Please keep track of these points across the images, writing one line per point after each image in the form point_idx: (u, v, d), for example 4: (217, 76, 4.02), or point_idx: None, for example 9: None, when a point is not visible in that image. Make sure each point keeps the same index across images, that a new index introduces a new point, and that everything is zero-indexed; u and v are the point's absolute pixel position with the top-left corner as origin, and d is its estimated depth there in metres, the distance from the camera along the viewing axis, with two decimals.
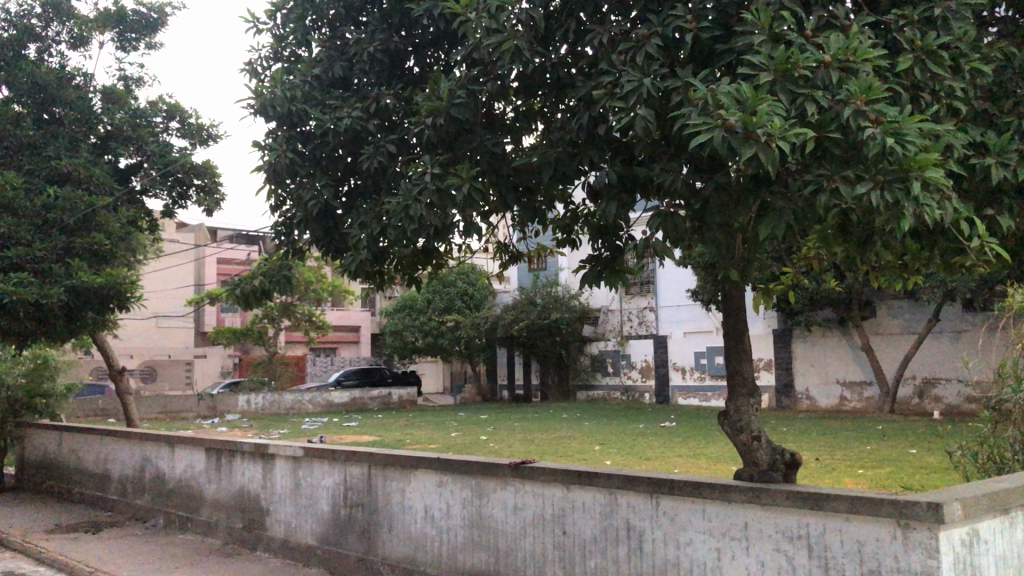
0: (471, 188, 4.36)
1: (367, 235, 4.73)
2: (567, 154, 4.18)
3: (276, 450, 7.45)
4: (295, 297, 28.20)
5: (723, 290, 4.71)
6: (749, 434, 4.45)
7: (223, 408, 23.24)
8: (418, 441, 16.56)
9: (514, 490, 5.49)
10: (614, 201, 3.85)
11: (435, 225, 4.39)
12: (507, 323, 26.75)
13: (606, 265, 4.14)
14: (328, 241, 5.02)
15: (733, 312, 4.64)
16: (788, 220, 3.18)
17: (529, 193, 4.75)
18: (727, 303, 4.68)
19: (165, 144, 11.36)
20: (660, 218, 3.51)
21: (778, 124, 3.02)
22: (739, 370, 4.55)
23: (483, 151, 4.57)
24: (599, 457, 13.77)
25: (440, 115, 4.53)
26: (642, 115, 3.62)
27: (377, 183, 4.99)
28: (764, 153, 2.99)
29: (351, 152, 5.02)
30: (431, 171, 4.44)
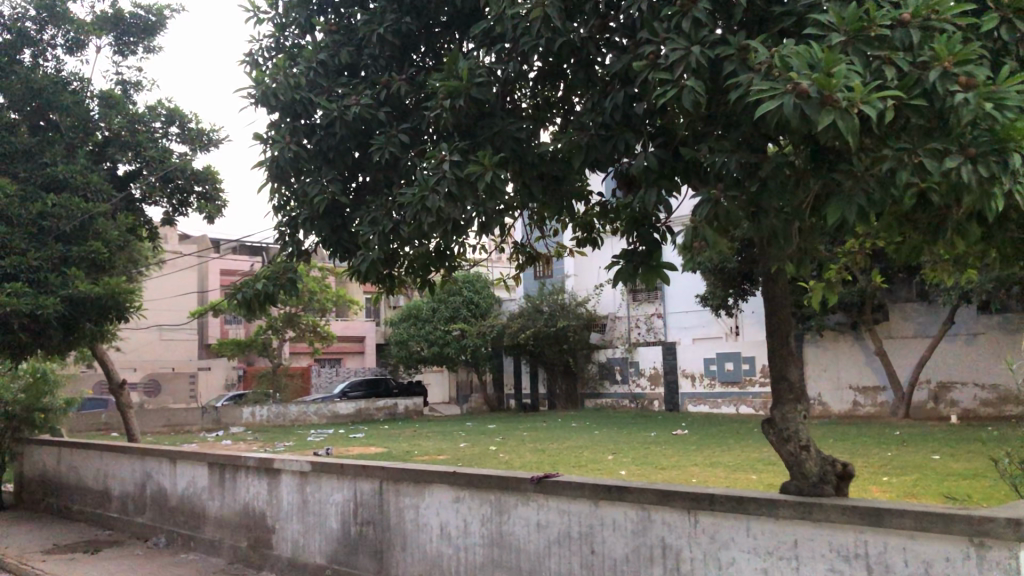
0: (493, 176, 4.03)
1: (378, 233, 4.40)
2: (599, 139, 3.90)
3: (282, 465, 7.10)
4: (299, 307, 27.89)
5: (765, 286, 4.36)
6: (796, 444, 4.09)
7: (227, 420, 22.89)
8: (426, 452, 16.22)
9: (537, 506, 5.13)
10: (654, 187, 3.58)
11: (455, 218, 4.06)
12: (514, 331, 26.39)
13: (642, 260, 3.81)
14: (336, 241, 4.68)
15: (775, 310, 4.30)
16: (860, 203, 2.96)
17: (556, 184, 4.41)
18: (770, 298, 4.33)
19: (165, 150, 11.04)
20: (710, 205, 3.24)
21: (860, 87, 2.86)
22: (785, 375, 4.19)
23: (505, 137, 4.26)
24: (614, 467, 13.38)
25: (459, 96, 4.22)
26: (690, 87, 3.36)
27: (388, 178, 4.66)
28: (843, 119, 2.82)
29: (360, 145, 4.71)
30: (450, 158, 4.12)
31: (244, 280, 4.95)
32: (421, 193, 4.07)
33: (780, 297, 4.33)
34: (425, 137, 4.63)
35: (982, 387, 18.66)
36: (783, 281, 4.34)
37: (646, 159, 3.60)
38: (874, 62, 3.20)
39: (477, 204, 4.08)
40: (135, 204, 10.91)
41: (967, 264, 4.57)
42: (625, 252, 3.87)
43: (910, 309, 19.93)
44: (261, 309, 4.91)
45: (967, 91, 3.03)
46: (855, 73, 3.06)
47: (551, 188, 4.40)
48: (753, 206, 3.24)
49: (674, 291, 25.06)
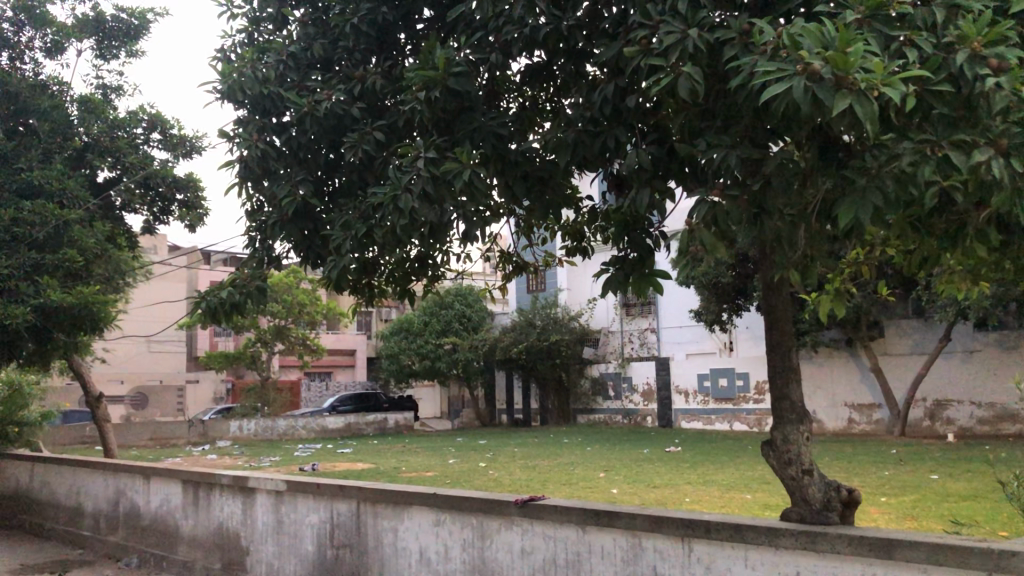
0: (472, 172, 3.75)
1: (350, 237, 4.10)
2: (588, 135, 3.66)
3: (257, 483, 6.79)
4: (288, 320, 27.57)
5: (766, 298, 4.05)
6: (800, 468, 3.80)
7: (214, 434, 22.51)
8: (413, 467, 15.89)
9: (522, 531, 4.82)
10: (647, 188, 3.30)
11: (430, 220, 3.79)
12: (505, 345, 26.07)
13: (633, 267, 3.52)
14: (307, 247, 4.39)
15: (776, 324, 4.00)
16: (875, 202, 2.67)
17: (542, 187, 4.13)
18: (769, 312, 4.03)
19: (146, 156, 10.75)
20: (707, 205, 2.97)
21: (881, 68, 2.63)
22: (787, 394, 3.90)
23: (486, 134, 4.02)
24: (605, 484, 13.06)
25: (435, 86, 3.97)
26: (687, 74, 3.11)
27: (363, 179, 4.39)
28: (861, 105, 2.58)
29: (333, 147, 4.45)
30: (425, 155, 3.86)
31: (212, 288, 4.65)
32: (393, 193, 3.80)
33: (782, 312, 4.02)
34: (402, 135, 4.37)
35: (979, 405, 18.38)
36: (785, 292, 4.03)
37: (639, 155, 3.35)
38: (894, 42, 3.08)
39: (456, 206, 3.81)
40: (114, 212, 10.60)
41: (982, 276, 4.28)
42: (615, 258, 3.59)
43: (906, 326, 19.67)
44: (228, 317, 4.60)
45: (997, 75, 2.88)
46: (871, 55, 2.87)
47: (537, 189, 4.11)
48: (754, 207, 2.97)
49: (668, 305, 24.79)
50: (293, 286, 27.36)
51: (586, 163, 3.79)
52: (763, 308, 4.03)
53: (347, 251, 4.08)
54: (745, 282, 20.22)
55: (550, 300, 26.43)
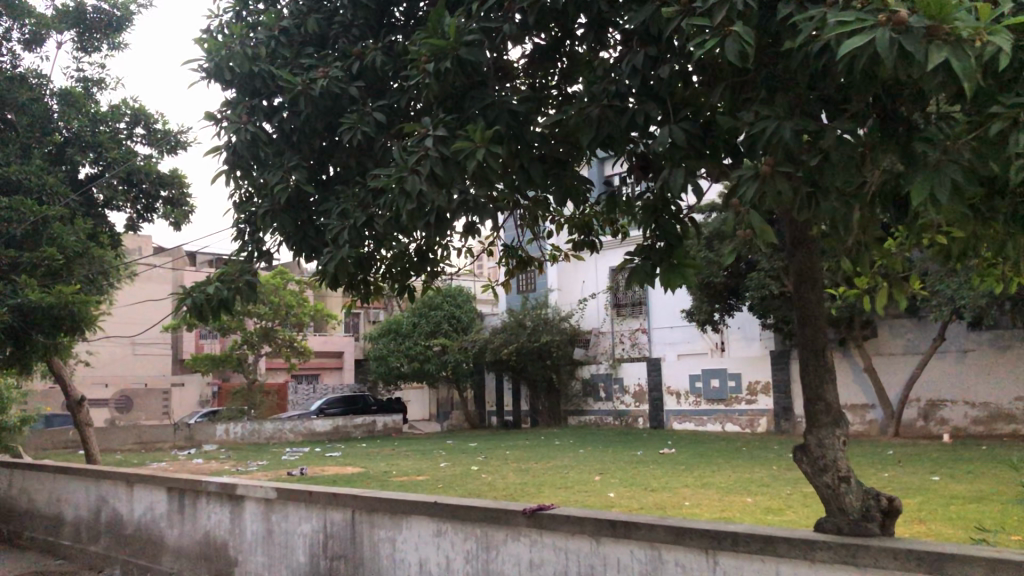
0: (487, 153, 3.49)
1: (351, 227, 3.85)
2: (613, 114, 3.50)
3: (246, 491, 6.47)
4: (275, 322, 27.19)
5: (799, 293, 3.77)
6: (835, 474, 3.53)
7: (201, 438, 22.11)
8: (404, 471, 15.56)
9: (530, 542, 4.53)
10: (682, 167, 3.09)
11: (440, 205, 3.55)
12: (496, 346, 25.76)
13: (662, 255, 3.33)
14: (301, 238, 4.10)
15: (810, 320, 3.71)
16: (956, 176, 2.50)
17: (560, 170, 3.89)
18: (802, 309, 3.75)
19: (128, 152, 10.40)
20: (758, 181, 2.82)
21: (984, 16, 2.57)
22: (822, 395, 3.62)
23: (501, 111, 3.84)
24: (602, 487, 12.78)
25: (446, 57, 3.75)
26: (738, 35, 2.97)
27: (361, 165, 4.15)
28: (958, 58, 2.49)
29: (329, 133, 4.21)
30: (433, 133, 3.62)
31: (197, 283, 4.32)
32: (399, 175, 3.55)
33: (815, 308, 3.73)
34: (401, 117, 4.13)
35: (973, 404, 18.19)
36: (820, 288, 3.75)
37: (675, 131, 3.19)
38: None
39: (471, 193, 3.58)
40: (96, 209, 10.25)
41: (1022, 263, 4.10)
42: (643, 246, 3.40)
43: (899, 325, 19.47)
44: (215, 314, 4.26)
45: None
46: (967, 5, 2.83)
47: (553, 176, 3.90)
48: (811, 182, 2.86)
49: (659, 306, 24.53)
50: (280, 287, 26.99)
51: (610, 143, 3.62)
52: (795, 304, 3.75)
53: (347, 242, 3.82)
54: (739, 282, 20.01)
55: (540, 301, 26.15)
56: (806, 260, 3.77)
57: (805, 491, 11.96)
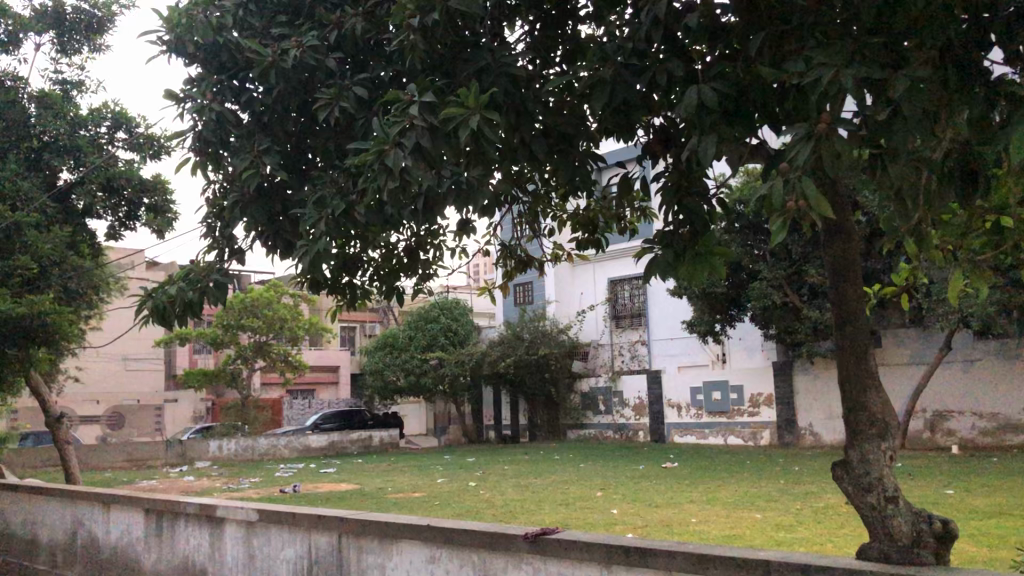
0: (480, 122, 3.32)
1: (327, 217, 3.75)
2: (626, 75, 3.48)
3: (226, 512, 6.03)
4: (269, 335, 26.76)
5: (835, 286, 3.34)
6: (880, 493, 3.10)
7: (193, 454, 21.62)
8: (400, 488, 15.10)
9: (533, 571, 4.10)
10: (712, 135, 3.01)
11: (427, 183, 3.46)
12: (493, 359, 25.34)
13: (686, 243, 3.09)
14: (276, 231, 4.15)
15: (850, 317, 3.28)
16: None
17: (568, 144, 3.79)
18: (837, 300, 3.33)
19: (110, 157, 9.97)
20: (813, 144, 2.68)
21: None
22: (865, 404, 3.21)
23: (498, 74, 3.82)
24: (604, 503, 12.34)
25: (435, 10, 3.72)
26: None
27: (340, 147, 4.25)
28: None
29: (302, 111, 4.27)
30: (420, 100, 3.50)
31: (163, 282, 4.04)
32: (385, 148, 3.46)
33: (852, 307, 3.29)
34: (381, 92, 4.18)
35: (981, 415, 17.72)
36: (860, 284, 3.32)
37: (702, 93, 3.09)
38: None
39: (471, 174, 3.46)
40: (76, 216, 9.87)
41: None
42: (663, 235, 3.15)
43: (903, 335, 19.05)
44: (185, 319, 3.94)
45: None
46: None
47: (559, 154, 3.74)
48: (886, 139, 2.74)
49: (657, 317, 24.09)
50: (273, 301, 26.59)
51: (626, 111, 3.55)
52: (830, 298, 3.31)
53: (328, 230, 3.71)
54: (740, 291, 19.64)
55: (538, 312, 25.72)
56: (844, 251, 3.33)
57: (815, 506, 11.53)
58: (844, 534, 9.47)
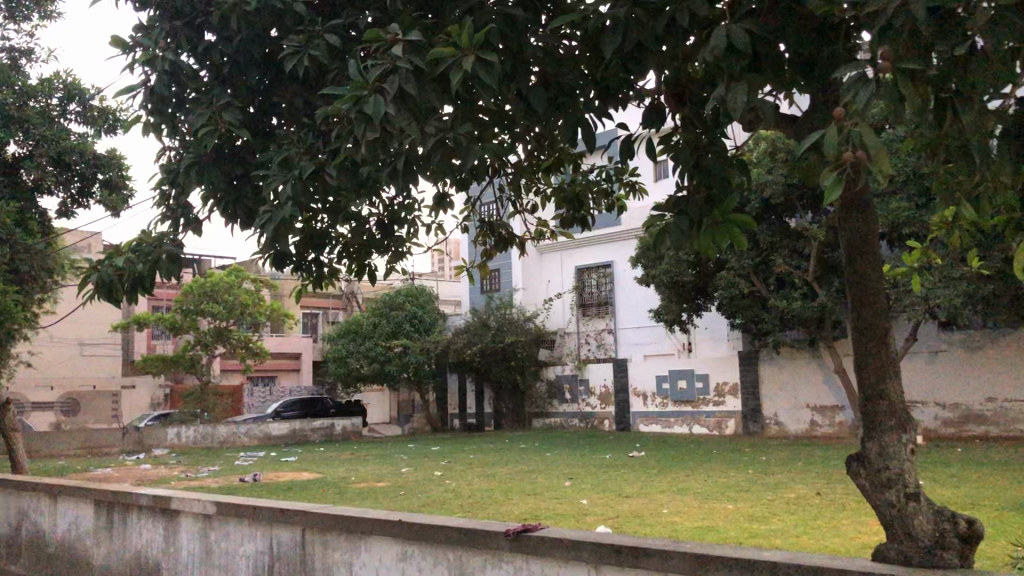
0: (474, 63, 3.26)
1: (292, 180, 3.76)
2: (646, 16, 3.38)
3: (181, 505, 5.67)
4: (229, 321, 26.16)
5: (851, 265, 3.07)
6: (900, 491, 2.85)
7: (150, 442, 21.07)
8: (364, 477, 14.72)
9: (514, 571, 3.81)
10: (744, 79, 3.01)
11: (407, 130, 3.41)
12: (459, 347, 25.00)
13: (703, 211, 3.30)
14: (236, 196, 4.23)
15: (868, 296, 3.02)
16: None
17: (569, 98, 3.87)
18: (854, 277, 3.06)
19: (61, 130, 9.58)
20: (872, 87, 2.65)
21: None
22: (884, 393, 2.95)
23: (488, 21, 3.81)
24: (573, 493, 12.11)
25: None
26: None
27: (310, 103, 4.31)
28: None
29: (267, 68, 4.37)
30: (405, 39, 3.44)
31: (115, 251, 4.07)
32: (366, 94, 3.38)
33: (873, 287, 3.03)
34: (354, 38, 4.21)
35: (945, 406, 17.73)
36: (879, 262, 3.05)
37: (731, 34, 3.01)
38: None
39: (457, 133, 3.49)
40: (24, 191, 9.62)
41: None
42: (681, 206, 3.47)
43: None
44: (140, 287, 4.00)
45: None
46: None
47: (560, 108, 3.88)
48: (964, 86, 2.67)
49: (624, 305, 23.92)
50: (234, 286, 26.04)
51: (639, 58, 3.55)
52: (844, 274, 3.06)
53: (293, 194, 3.74)
54: (708, 280, 19.51)
55: (504, 300, 25.41)
56: (867, 228, 3.07)
57: (786, 497, 11.36)
58: (816, 525, 9.31)
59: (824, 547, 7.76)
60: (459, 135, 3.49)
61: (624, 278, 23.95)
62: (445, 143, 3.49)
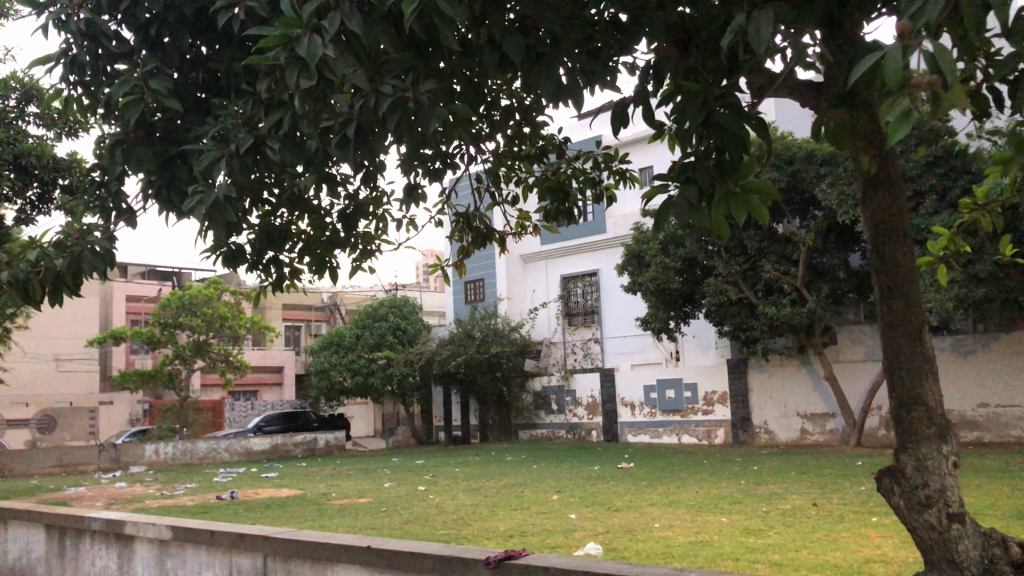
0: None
1: (228, 156, 3.79)
2: None
3: (135, 529, 5.21)
4: (209, 335, 25.62)
5: (877, 248, 2.98)
6: (941, 511, 2.78)
7: (128, 459, 20.50)
8: (345, 492, 14.25)
9: None
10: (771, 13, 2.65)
11: (350, 73, 3.27)
12: (443, 359, 24.55)
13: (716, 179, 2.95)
14: (168, 175, 4.25)
15: (900, 289, 2.93)
16: None
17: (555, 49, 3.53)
18: (882, 264, 2.96)
19: (18, 132, 9.17)
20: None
21: None
22: (922, 398, 2.86)
23: None
24: (561, 507, 11.67)
25: None
26: None
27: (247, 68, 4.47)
28: None
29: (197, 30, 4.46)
30: None
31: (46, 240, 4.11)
32: (300, 34, 3.16)
33: (901, 275, 2.93)
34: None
35: None
36: (906, 243, 2.95)
37: None
38: None
39: (418, 91, 3.30)
40: None
41: None
42: (686, 175, 3.06)
43: (858, 332, 18.58)
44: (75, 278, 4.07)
45: None
46: None
47: (540, 59, 3.53)
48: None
49: (611, 314, 23.55)
50: (213, 298, 25.54)
51: None
52: (873, 259, 2.96)
53: (232, 175, 3.78)
54: (695, 287, 19.16)
55: (489, 311, 25.01)
56: (895, 212, 2.98)
57: (781, 509, 10.99)
58: (812, 536, 8.92)
59: (824, 564, 7.30)
60: (422, 96, 3.28)
61: (609, 286, 23.61)
62: (405, 106, 3.32)
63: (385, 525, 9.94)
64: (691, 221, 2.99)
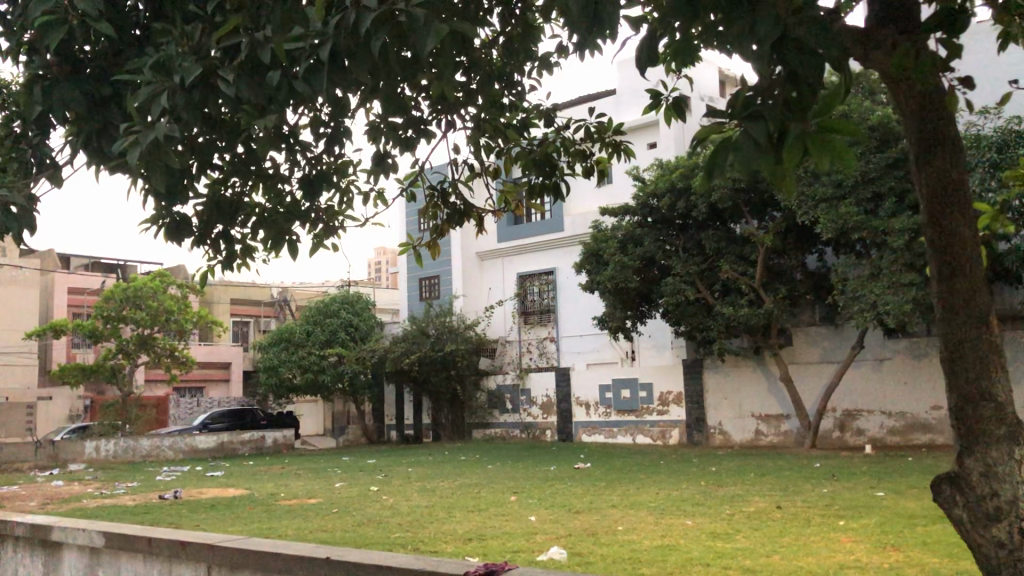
0: None
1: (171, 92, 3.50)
2: None
3: (63, 536, 4.70)
4: (153, 329, 24.76)
5: (939, 221, 2.54)
6: (1014, 526, 2.43)
7: (65, 457, 19.58)
8: (294, 493, 13.66)
9: None
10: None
11: None
12: (396, 356, 23.99)
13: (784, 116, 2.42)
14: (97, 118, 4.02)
15: (965, 270, 2.52)
16: None
17: None
18: (942, 239, 2.53)
19: None
20: None
21: None
22: (992, 394, 2.49)
23: None
24: (521, 510, 11.22)
25: None
26: None
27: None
28: None
29: None
30: None
31: None
32: None
33: (967, 255, 2.51)
34: None
35: (890, 414, 17.18)
36: (971, 215, 2.53)
37: None
38: None
39: (408, 5, 2.96)
40: None
41: None
42: (753, 112, 2.47)
43: (814, 333, 18.48)
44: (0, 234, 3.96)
45: None
46: None
47: None
48: None
49: (567, 313, 23.22)
50: (158, 291, 24.68)
51: None
52: (932, 235, 2.53)
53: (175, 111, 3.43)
54: (653, 286, 18.89)
55: (443, 308, 24.52)
56: (960, 182, 2.53)
57: (746, 512, 10.72)
58: (780, 541, 8.63)
59: (796, 571, 6.96)
60: (415, 7, 2.87)
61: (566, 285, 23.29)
62: (394, 21, 3.00)
63: (337, 528, 9.38)
64: (756, 168, 2.43)
